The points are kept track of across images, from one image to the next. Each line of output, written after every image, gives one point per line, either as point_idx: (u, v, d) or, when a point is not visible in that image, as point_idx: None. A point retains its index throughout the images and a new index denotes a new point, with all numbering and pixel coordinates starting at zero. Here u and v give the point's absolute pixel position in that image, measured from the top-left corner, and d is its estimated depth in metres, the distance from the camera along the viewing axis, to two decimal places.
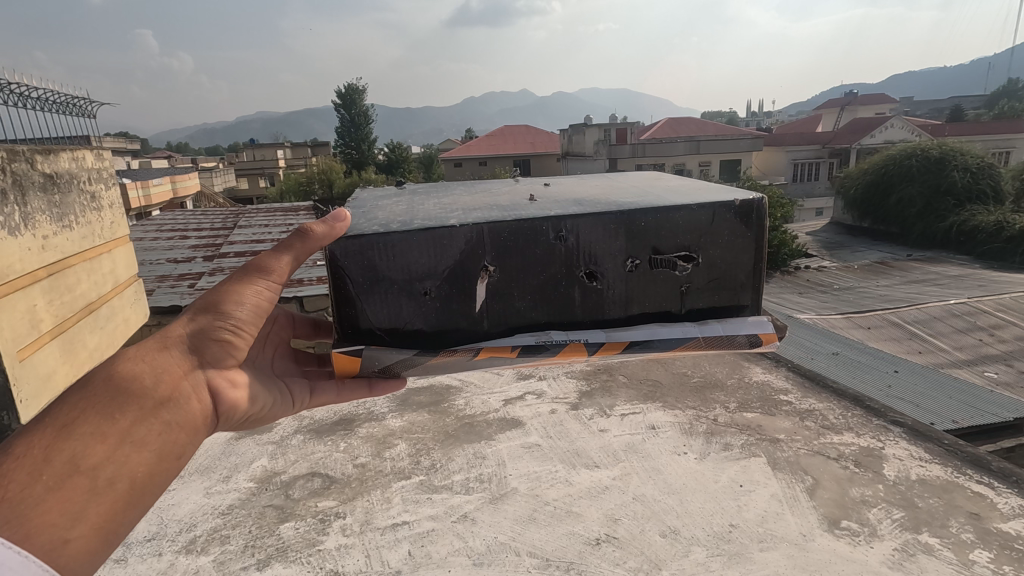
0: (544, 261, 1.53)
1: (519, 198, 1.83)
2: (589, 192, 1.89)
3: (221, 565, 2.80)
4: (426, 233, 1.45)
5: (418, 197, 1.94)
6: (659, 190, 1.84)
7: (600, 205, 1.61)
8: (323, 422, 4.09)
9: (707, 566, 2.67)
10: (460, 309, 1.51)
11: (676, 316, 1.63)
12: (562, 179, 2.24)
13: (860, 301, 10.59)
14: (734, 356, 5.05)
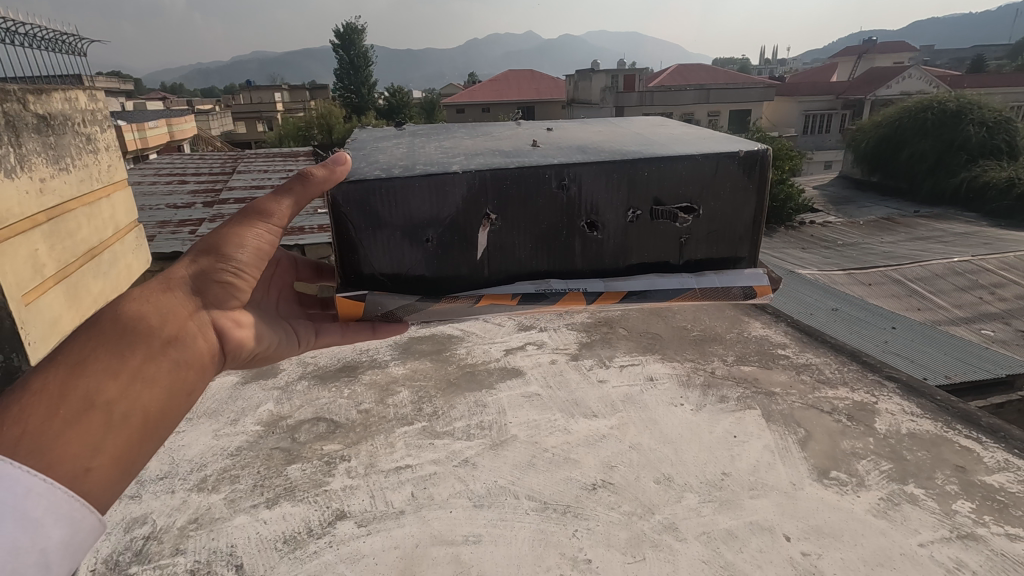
0: (545, 211, 1.51)
1: (521, 141, 1.78)
2: (593, 137, 1.84)
3: (232, 502, 2.91)
4: (428, 180, 1.42)
5: (421, 139, 1.89)
6: (664, 138, 1.79)
7: (604, 154, 1.57)
8: (328, 369, 4.18)
9: (700, 510, 2.76)
10: (461, 255, 1.50)
11: (673, 267, 1.63)
12: (566, 123, 2.19)
13: (863, 257, 10.55)
14: (734, 310, 5.09)
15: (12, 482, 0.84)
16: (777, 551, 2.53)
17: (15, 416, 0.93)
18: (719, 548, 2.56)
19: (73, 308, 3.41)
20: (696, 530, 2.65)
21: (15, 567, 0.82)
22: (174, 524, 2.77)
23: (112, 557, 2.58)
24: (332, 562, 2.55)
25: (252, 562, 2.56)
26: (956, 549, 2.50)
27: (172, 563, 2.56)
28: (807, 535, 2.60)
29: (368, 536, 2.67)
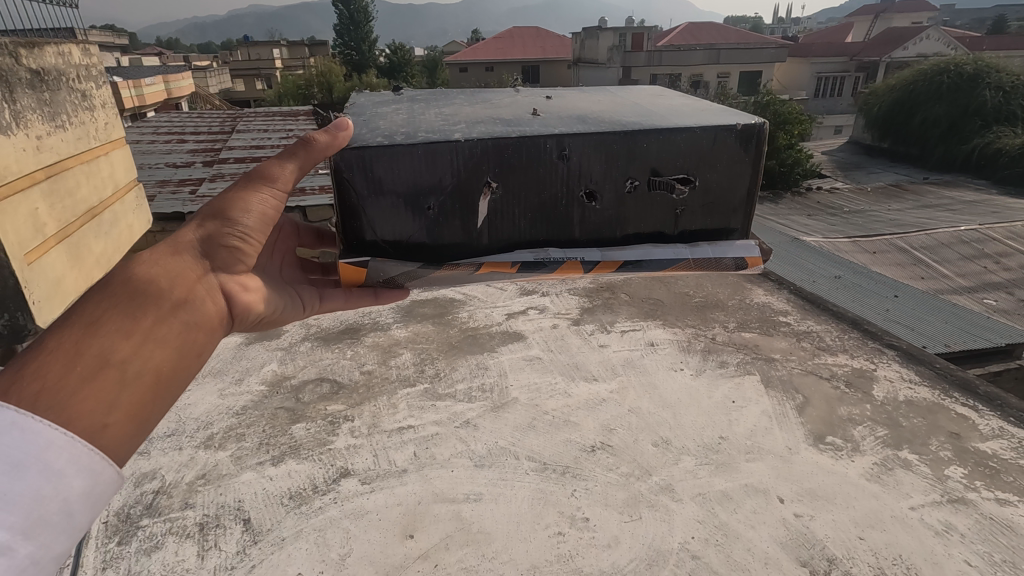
0: (545, 180, 1.48)
1: (521, 110, 1.74)
2: (595, 106, 1.80)
3: (238, 459, 2.97)
4: (427, 147, 1.39)
5: (419, 105, 1.84)
6: (667, 108, 1.75)
7: (603, 124, 1.54)
8: (331, 331, 4.21)
9: (696, 473, 2.81)
10: (458, 225, 1.48)
11: (669, 238, 1.61)
12: (567, 92, 2.13)
13: (869, 225, 10.44)
14: (737, 277, 5.08)
15: (30, 434, 0.83)
16: (771, 511, 2.58)
17: (32, 374, 0.91)
18: (714, 508, 2.61)
19: (76, 268, 3.41)
20: (692, 491, 2.70)
21: (41, 515, 0.82)
22: (182, 479, 2.83)
23: (123, 509, 2.65)
24: (336, 517, 2.60)
25: (258, 516, 2.61)
26: (947, 512, 2.54)
27: (180, 516, 2.61)
28: (800, 498, 2.65)
29: (371, 493, 2.73)
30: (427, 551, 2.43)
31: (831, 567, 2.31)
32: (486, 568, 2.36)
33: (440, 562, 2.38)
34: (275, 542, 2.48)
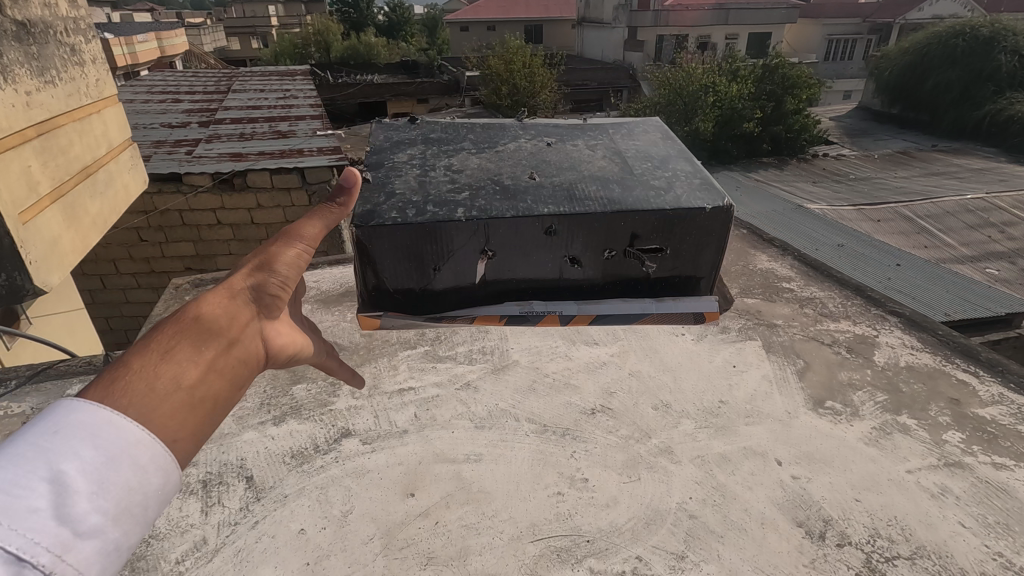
0: (535, 248, 1.97)
1: (524, 167, 2.18)
2: (586, 163, 2.22)
3: (240, 418, 2.99)
4: (439, 228, 1.88)
5: (440, 153, 2.26)
6: (647, 170, 2.18)
7: (590, 202, 1.96)
8: (331, 293, 4.19)
9: (695, 436, 2.83)
10: (463, 279, 2.01)
11: (638, 292, 2.08)
12: (568, 129, 2.53)
13: (875, 193, 10.30)
14: (740, 243, 5.02)
15: (121, 432, 0.88)
16: (768, 473, 2.60)
17: (116, 395, 0.92)
18: (712, 470, 2.63)
19: (73, 229, 3.37)
20: (690, 454, 2.72)
21: (125, 506, 0.85)
22: None
23: None
24: (338, 476, 2.62)
25: (260, 474, 2.64)
26: (943, 476, 2.56)
27: (184, 473, 2.64)
28: (797, 461, 2.67)
29: (373, 453, 2.75)
30: (427, 509, 2.46)
31: (826, 528, 2.33)
32: (485, 525, 2.38)
33: (441, 519, 2.41)
34: (278, 499, 2.51)
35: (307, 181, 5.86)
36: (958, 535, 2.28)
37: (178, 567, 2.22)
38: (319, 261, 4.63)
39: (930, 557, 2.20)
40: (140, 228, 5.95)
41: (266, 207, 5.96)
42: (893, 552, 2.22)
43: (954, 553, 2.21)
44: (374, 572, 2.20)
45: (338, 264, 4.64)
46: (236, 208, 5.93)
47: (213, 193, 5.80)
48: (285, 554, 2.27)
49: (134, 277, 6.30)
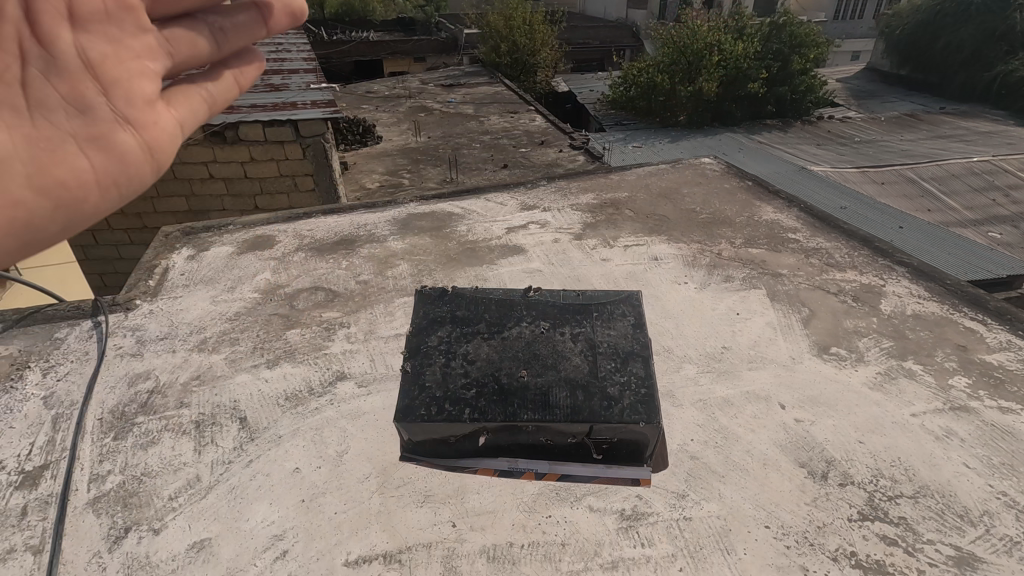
0: (519, 433, 2.19)
1: (527, 361, 2.38)
2: (569, 358, 2.40)
3: (233, 361, 2.93)
4: (451, 424, 2.16)
5: (459, 335, 2.53)
6: (626, 373, 2.33)
7: (565, 403, 2.19)
8: (326, 242, 4.08)
9: (697, 380, 2.78)
10: (461, 449, 2.24)
11: (591, 458, 2.23)
12: (571, 305, 2.70)
13: (880, 155, 10.06)
14: (745, 195, 4.88)
15: None
16: (771, 417, 2.56)
17: None
18: (715, 413, 2.58)
19: None
20: (693, 397, 2.67)
21: None
22: (176, 380, 2.79)
23: (118, 407, 2.62)
24: (333, 417, 2.57)
25: (254, 415, 2.59)
26: (948, 419, 2.52)
27: (176, 414, 2.59)
28: (801, 405, 2.62)
29: (369, 395, 2.70)
30: None
31: (829, 468, 2.30)
32: None
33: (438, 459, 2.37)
34: (272, 439, 2.46)
35: (300, 134, 5.68)
36: (962, 476, 2.25)
37: (171, 503, 2.18)
38: (313, 210, 4.50)
39: (933, 497, 2.17)
40: None
41: (259, 160, 5.76)
42: (896, 492, 2.19)
43: (958, 492, 2.18)
44: (370, 509, 2.16)
45: (333, 213, 4.50)
46: (229, 161, 5.71)
47: (204, 145, 5.58)
48: (280, 491, 2.23)
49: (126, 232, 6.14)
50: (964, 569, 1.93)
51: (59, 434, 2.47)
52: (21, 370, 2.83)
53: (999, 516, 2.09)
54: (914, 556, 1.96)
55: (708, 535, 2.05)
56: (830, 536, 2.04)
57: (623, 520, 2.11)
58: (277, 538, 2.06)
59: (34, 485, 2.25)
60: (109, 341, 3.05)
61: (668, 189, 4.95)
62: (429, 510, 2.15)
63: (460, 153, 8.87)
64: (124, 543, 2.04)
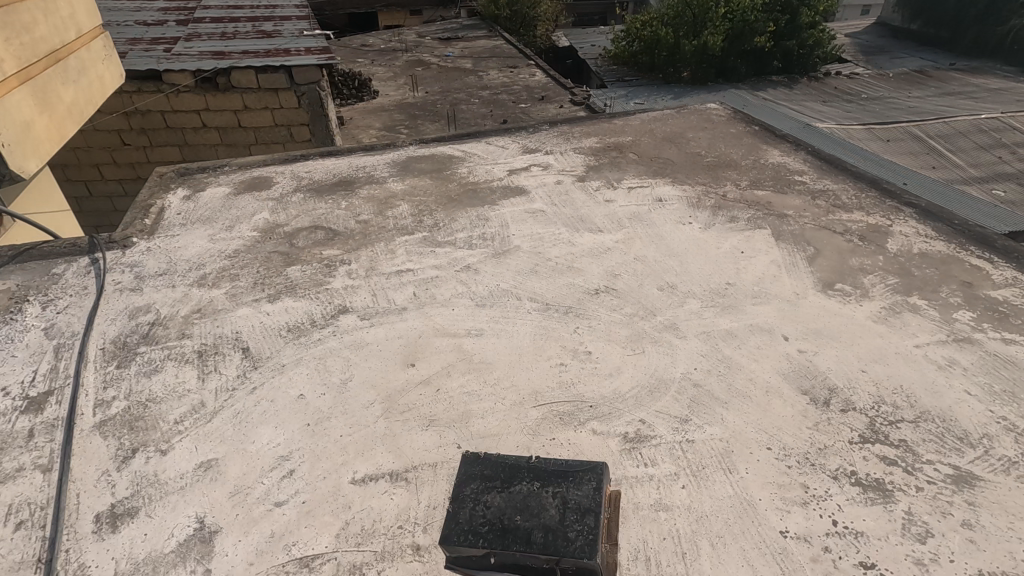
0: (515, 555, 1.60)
1: (500, 527, 1.64)
2: (552, 496, 1.71)
3: (234, 296, 2.90)
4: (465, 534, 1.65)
5: (480, 484, 1.76)
6: (580, 526, 1.62)
7: (543, 531, 1.62)
8: (324, 183, 3.99)
9: (701, 314, 2.77)
10: (475, 562, 1.66)
11: None
12: (545, 472, 1.79)
13: (886, 111, 9.35)
14: (752, 139, 4.76)
15: None
16: (775, 348, 2.56)
17: None
18: (718, 344, 2.58)
19: (45, 111, 3.48)
20: (696, 329, 2.67)
21: None
22: (177, 313, 2.77)
23: (120, 338, 2.61)
24: (336, 347, 2.57)
25: (257, 345, 2.58)
26: (951, 350, 2.52)
27: (179, 344, 2.58)
28: (804, 337, 2.62)
29: (371, 327, 2.69)
30: (428, 377, 2.43)
31: (831, 395, 2.31)
32: (487, 392, 2.35)
33: (442, 387, 2.38)
34: (276, 367, 2.47)
35: (295, 82, 5.44)
36: (963, 402, 2.27)
37: (177, 426, 2.19)
38: (310, 152, 4.38)
39: (933, 421, 2.19)
40: (122, 130, 5.61)
41: (253, 109, 5.54)
42: (897, 416, 2.21)
43: (958, 417, 2.20)
44: (375, 433, 2.18)
45: (331, 155, 4.38)
46: (222, 110, 5.52)
47: (196, 92, 5.41)
48: (285, 416, 2.25)
49: (120, 184, 6.02)
50: (962, 485, 1.96)
51: (63, 363, 2.46)
52: (20, 303, 2.81)
53: (998, 438, 2.12)
54: (913, 474, 1.99)
55: (710, 456, 2.07)
56: (831, 457, 2.06)
57: (626, 442, 2.13)
58: (283, 459, 2.08)
59: (39, 409, 2.25)
60: (108, 277, 3.01)
61: (673, 133, 4.83)
62: (434, 433, 2.17)
63: (459, 107, 8.65)
64: (132, 463, 2.06)
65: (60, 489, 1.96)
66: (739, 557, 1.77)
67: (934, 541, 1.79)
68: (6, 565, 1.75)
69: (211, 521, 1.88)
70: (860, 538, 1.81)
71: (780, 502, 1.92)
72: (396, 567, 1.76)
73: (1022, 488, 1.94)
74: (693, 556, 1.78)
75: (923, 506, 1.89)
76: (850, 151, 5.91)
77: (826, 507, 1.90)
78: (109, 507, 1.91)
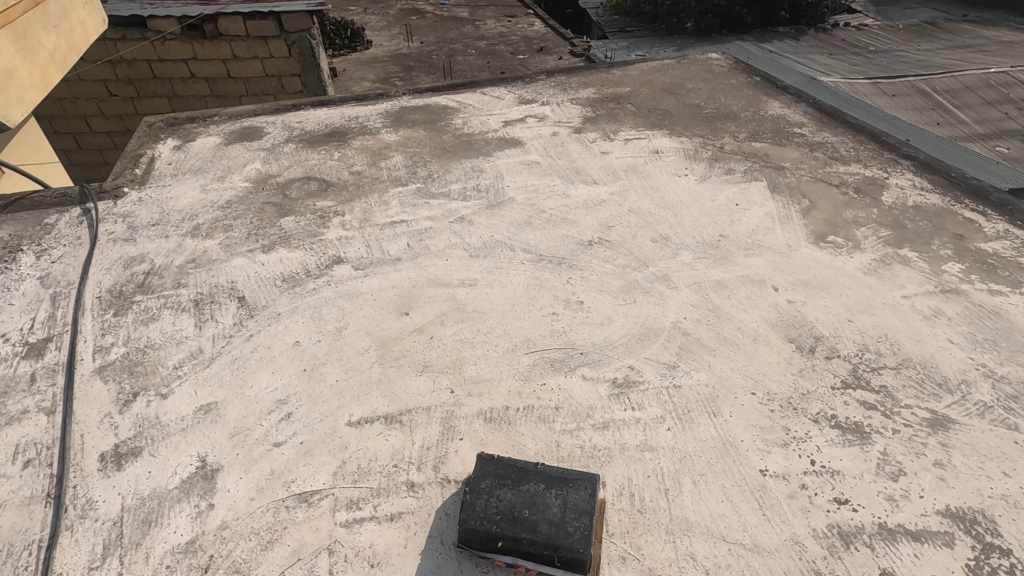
0: (523, 547, 1.57)
1: (511, 520, 1.59)
2: (549, 497, 1.63)
3: (228, 246, 2.90)
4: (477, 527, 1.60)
5: (494, 481, 1.66)
6: (578, 525, 1.57)
7: (543, 527, 1.57)
8: (316, 134, 3.93)
9: (693, 265, 2.79)
10: (485, 547, 1.63)
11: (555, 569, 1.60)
12: (550, 471, 1.69)
13: (893, 65, 9.08)
14: (753, 90, 4.65)
15: None
16: (764, 298, 2.59)
17: None
18: (708, 295, 2.62)
19: (26, 59, 3.39)
20: (688, 280, 2.70)
21: None
22: (172, 263, 2.78)
23: (116, 287, 2.63)
24: (331, 297, 2.60)
25: (253, 294, 2.60)
26: (938, 300, 2.56)
27: (175, 293, 2.60)
28: (794, 287, 2.65)
29: (365, 277, 2.71)
30: (422, 325, 2.47)
31: (816, 343, 2.36)
32: (480, 340, 2.40)
33: (435, 335, 2.42)
34: (272, 315, 2.50)
35: (285, 30, 5.25)
36: (946, 350, 2.32)
37: (176, 371, 2.24)
38: (302, 101, 4.28)
39: (915, 367, 2.25)
40: (109, 80, 5.47)
41: (242, 59, 5.38)
42: (880, 363, 2.27)
43: (939, 364, 2.26)
44: (370, 378, 2.23)
45: (323, 105, 4.28)
46: (210, 59, 5.35)
47: (182, 40, 5.24)
48: (282, 362, 2.29)
49: (110, 137, 5.91)
50: (937, 428, 2.03)
51: (60, 311, 2.49)
52: (13, 252, 2.81)
53: (976, 384, 2.18)
54: (891, 418, 2.06)
55: (696, 400, 2.13)
56: (813, 401, 2.13)
57: (615, 387, 2.19)
58: (281, 403, 2.14)
59: (39, 355, 2.29)
60: (100, 227, 3.00)
61: (673, 84, 4.72)
62: (428, 379, 2.23)
63: (455, 59, 8.40)
64: (133, 406, 2.11)
65: (65, 431, 2.01)
66: (719, 493, 1.85)
67: (905, 479, 1.88)
68: (17, 500, 1.83)
69: (213, 460, 1.95)
70: (835, 476, 1.89)
71: (761, 443, 1.99)
72: (392, 503, 1.84)
73: (995, 431, 2.01)
74: (676, 493, 1.86)
75: (899, 447, 1.97)
76: (853, 108, 5.81)
77: (805, 448, 1.97)
78: (113, 447, 1.97)
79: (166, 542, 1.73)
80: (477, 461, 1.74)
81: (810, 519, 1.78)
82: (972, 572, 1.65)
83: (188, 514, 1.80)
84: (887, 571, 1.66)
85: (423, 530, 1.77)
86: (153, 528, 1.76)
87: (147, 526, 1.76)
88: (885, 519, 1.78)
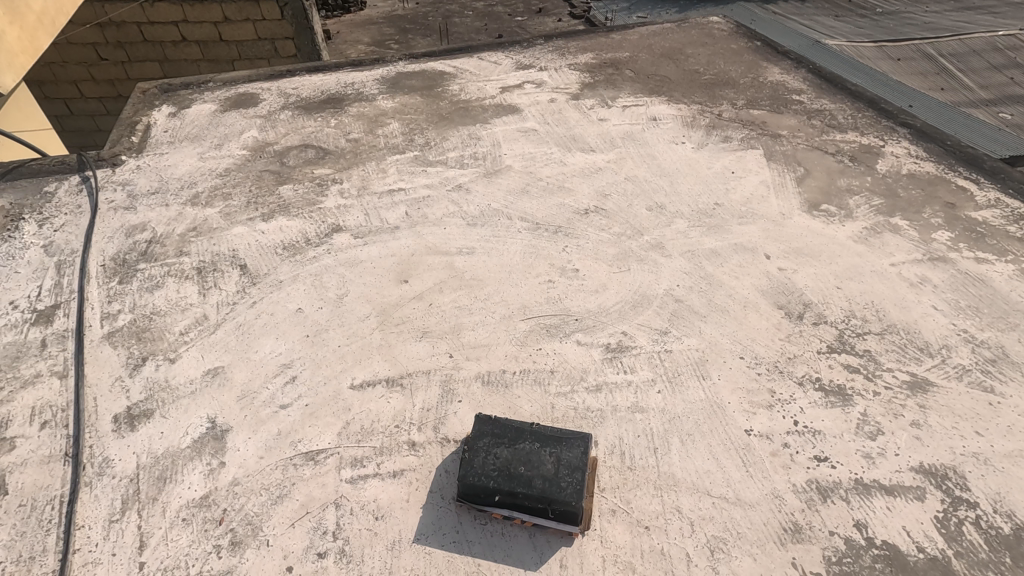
0: (518, 502, 1.66)
1: (507, 475, 1.68)
2: (544, 456, 1.71)
3: (228, 215, 2.93)
4: (474, 482, 1.69)
5: (491, 440, 1.75)
6: (570, 482, 1.67)
7: (539, 484, 1.66)
8: (311, 100, 3.90)
9: (688, 234, 2.83)
10: (481, 502, 1.72)
11: (547, 525, 1.70)
12: (545, 431, 1.78)
13: (899, 27, 8.88)
14: (753, 55, 4.59)
15: None
16: (757, 266, 2.64)
17: None
18: (701, 263, 2.67)
19: (16, 22, 3.34)
20: (681, 248, 2.75)
21: None
22: (173, 231, 2.81)
23: (118, 255, 2.67)
24: (331, 265, 2.64)
25: (254, 263, 2.64)
26: (925, 268, 2.62)
27: (177, 262, 2.65)
28: (786, 255, 2.71)
29: (364, 246, 2.75)
30: (420, 293, 2.53)
31: (805, 310, 2.43)
32: (478, 306, 2.46)
33: (434, 302, 2.48)
34: (274, 283, 2.55)
35: None
36: (929, 316, 2.39)
37: (183, 338, 2.30)
38: (297, 66, 4.22)
39: (898, 333, 2.33)
40: (97, 43, 5.35)
41: (234, 22, 5.28)
42: (865, 329, 2.34)
43: (922, 330, 2.34)
44: (372, 343, 2.30)
45: (318, 70, 4.23)
46: (201, 22, 5.25)
47: (171, 2, 5.12)
48: (284, 328, 2.36)
49: (101, 102, 5.80)
50: (916, 391, 2.12)
51: (65, 279, 2.53)
52: (15, 221, 2.83)
53: (956, 349, 2.26)
54: (873, 380, 2.15)
55: (686, 364, 2.22)
56: (799, 365, 2.21)
57: (608, 352, 2.27)
58: (285, 367, 2.21)
59: (48, 322, 2.35)
60: (100, 196, 3.02)
61: (672, 49, 4.66)
62: (428, 344, 2.30)
63: (452, 21, 8.21)
64: (143, 370, 2.18)
65: (78, 393, 2.09)
66: (704, 451, 1.95)
67: (883, 438, 1.97)
68: (37, 459, 1.91)
69: (221, 421, 2.03)
70: (817, 435, 1.98)
71: (747, 405, 2.08)
72: (394, 460, 1.93)
73: (971, 393, 2.10)
74: (664, 451, 1.95)
75: (878, 408, 2.06)
76: (857, 72, 5.77)
77: (789, 410, 2.06)
78: (125, 410, 2.05)
79: (181, 497, 1.82)
80: (475, 420, 1.82)
81: (790, 475, 1.88)
82: (941, 522, 1.76)
83: (200, 472, 1.89)
84: (860, 522, 1.77)
85: (424, 485, 1.87)
86: (167, 484, 1.85)
87: (163, 482, 1.85)
88: (861, 474, 1.88)
